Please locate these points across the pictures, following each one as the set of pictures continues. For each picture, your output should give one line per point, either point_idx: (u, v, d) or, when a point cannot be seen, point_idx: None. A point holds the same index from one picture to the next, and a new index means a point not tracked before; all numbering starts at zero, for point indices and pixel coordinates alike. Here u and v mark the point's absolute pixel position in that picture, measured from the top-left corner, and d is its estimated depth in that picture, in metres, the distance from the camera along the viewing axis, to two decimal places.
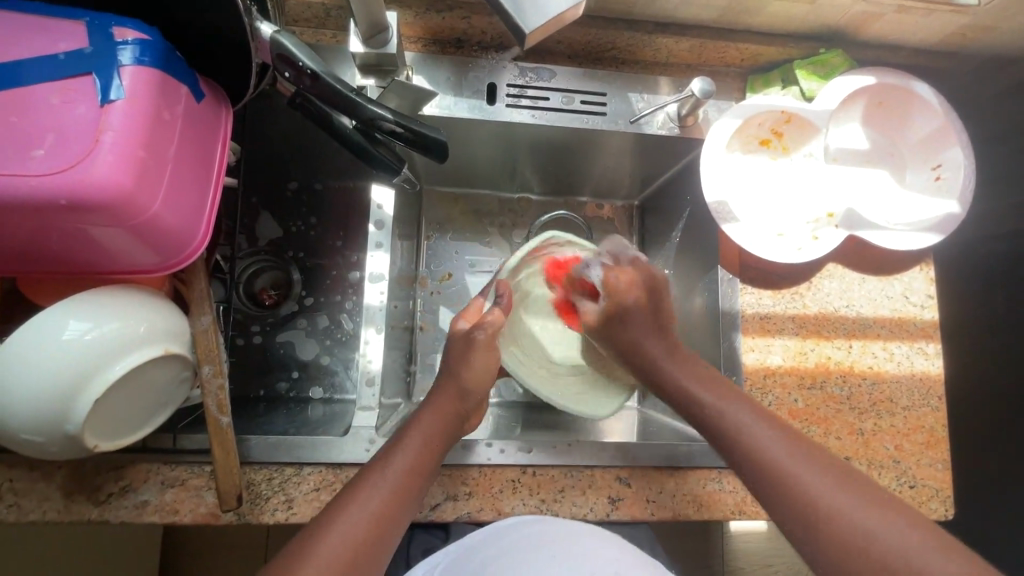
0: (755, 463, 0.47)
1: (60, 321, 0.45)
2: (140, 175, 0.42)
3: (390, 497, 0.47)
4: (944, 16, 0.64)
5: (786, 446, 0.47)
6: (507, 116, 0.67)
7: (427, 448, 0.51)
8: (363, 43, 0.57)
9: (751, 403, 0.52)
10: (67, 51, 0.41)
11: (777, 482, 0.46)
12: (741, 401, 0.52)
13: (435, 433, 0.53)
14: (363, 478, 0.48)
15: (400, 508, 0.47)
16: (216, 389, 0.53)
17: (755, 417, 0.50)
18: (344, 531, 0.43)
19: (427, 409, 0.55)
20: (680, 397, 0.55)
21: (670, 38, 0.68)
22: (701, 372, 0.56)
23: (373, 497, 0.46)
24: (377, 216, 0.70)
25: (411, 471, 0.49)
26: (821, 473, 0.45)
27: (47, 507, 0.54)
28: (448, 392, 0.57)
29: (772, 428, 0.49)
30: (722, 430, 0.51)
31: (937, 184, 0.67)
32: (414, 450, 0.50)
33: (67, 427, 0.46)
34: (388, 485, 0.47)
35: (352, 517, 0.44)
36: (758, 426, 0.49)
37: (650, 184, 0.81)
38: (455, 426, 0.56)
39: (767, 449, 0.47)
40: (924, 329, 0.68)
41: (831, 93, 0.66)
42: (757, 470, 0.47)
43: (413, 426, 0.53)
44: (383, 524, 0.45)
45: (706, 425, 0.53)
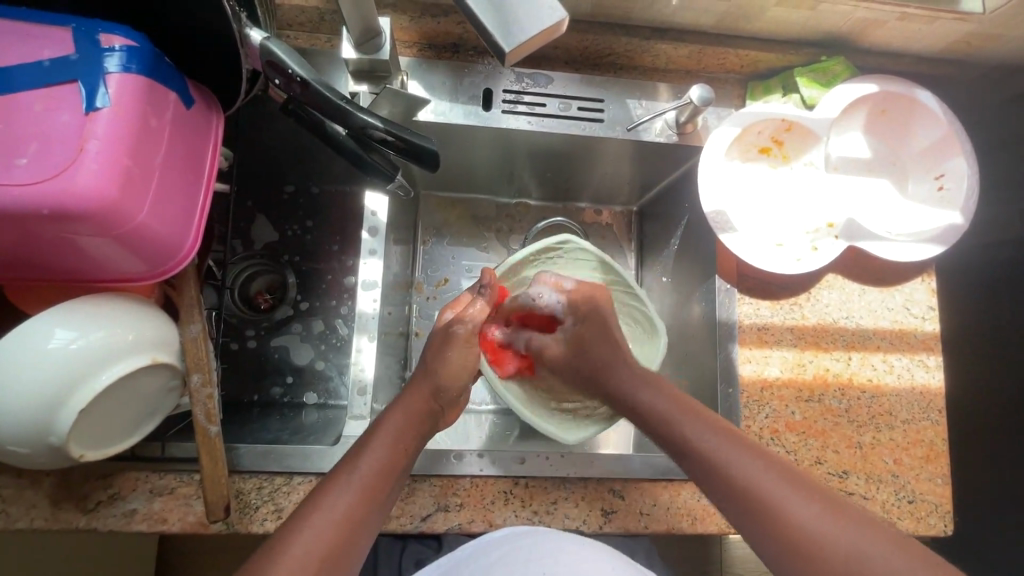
0: (725, 485, 0.47)
1: (45, 331, 0.45)
2: (126, 182, 0.41)
3: (356, 502, 0.45)
4: (949, 23, 0.63)
5: (754, 462, 0.47)
6: (502, 122, 0.66)
7: (397, 447, 0.50)
8: (356, 48, 0.57)
9: (716, 421, 0.51)
10: (53, 58, 0.41)
11: (751, 505, 0.45)
12: (707, 421, 0.51)
13: (405, 428, 0.52)
14: (329, 483, 0.46)
15: (366, 514, 0.45)
16: (205, 398, 0.53)
17: (720, 436, 0.49)
18: (309, 540, 0.41)
19: (398, 404, 0.54)
20: (645, 413, 0.55)
21: (669, 44, 0.67)
22: (658, 386, 0.56)
23: (339, 502, 0.44)
24: (371, 223, 0.71)
25: (381, 474, 0.47)
26: (793, 492, 0.44)
27: (34, 514, 0.54)
28: (421, 391, 0.55)
29: (739, 445, 0.48)
30: (691, 455, 0.50)
31: (940, 195, 0.66)
32: (382, 452, 0.49)
33: (51, 439, 0.46)
34: (354, 489, 0.45)
35: (317, 525, 0.43)
36: (728, 448, 0.48)
37: (650, 191, 0.80)
38: (426, 427, 0.54)
39: (741, 470, 0.46)
40: (925, 341, 0.66)
41: (833, 101, 0.65)
42: (724, 492, 0.47)
43: (380, 425, 0.51)
44: (351, 530, 0.44)
45: (672, 445, 0.52)
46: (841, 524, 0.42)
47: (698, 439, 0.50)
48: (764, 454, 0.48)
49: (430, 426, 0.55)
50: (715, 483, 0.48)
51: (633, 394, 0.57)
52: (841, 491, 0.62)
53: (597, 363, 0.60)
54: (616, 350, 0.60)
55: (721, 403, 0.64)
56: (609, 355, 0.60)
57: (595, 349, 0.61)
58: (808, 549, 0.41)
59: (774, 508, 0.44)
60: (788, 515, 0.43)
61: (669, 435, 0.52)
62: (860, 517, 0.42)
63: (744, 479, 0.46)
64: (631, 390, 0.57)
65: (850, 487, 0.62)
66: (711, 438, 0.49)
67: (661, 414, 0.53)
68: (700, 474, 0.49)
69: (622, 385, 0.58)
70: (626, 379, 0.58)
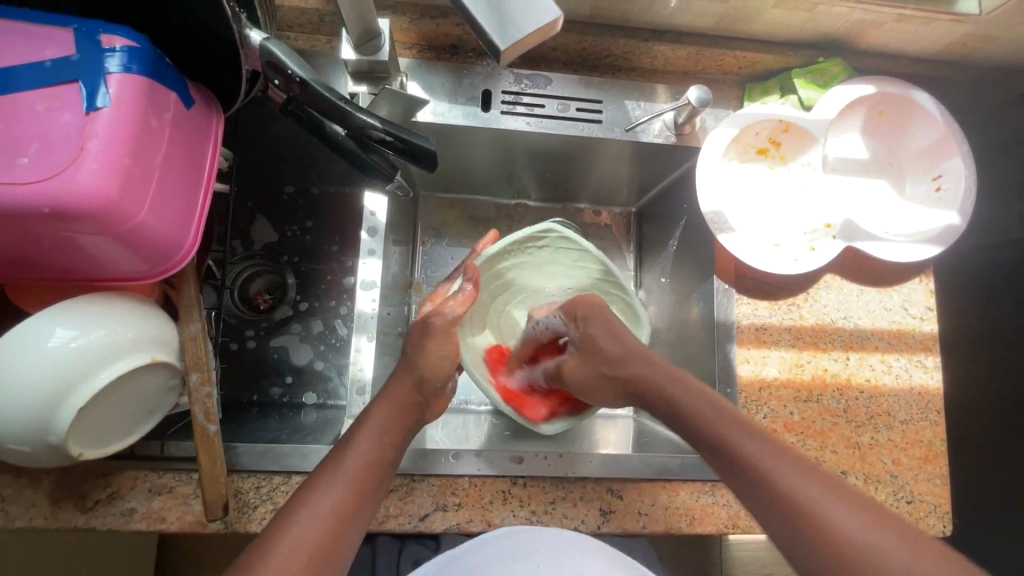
0: (765, 493, 0.45)
1: (45, 329, 0.45)
2: (126, 182, 0.41)
3: (345, 497, 0.45)
4: (946, 25, 0.63)
5: (795, 470, 0.45)
6: (501, 123, 0.66)
7: (383, 440, 0.50)
8: (355, 50, 0.57)
9: (758, 429, 0.49)
10: (54, 59, 0.41)
11: (792, 513, 0.43)
12: (746, 425, 0.49)
13: (393, 420, 0.51)
14: (314, 480, 0.46)
15: (356, 508, 0.45)
16: (204, 397, 0.53)
17: (762, 443, 0.47)
18: (297, 536, 0.42)
19: (384, 395, 0.53)
20: (683, 418, 0.52)
21: (667, 46, 0.67)
22: (695, 389, 0.53)
23: (324, 498, 0.44)
24: (370, 224, 0.72)
25: (367, 468, 0.48)
26: (836, 501, 0.43)
27: (33, 513, 0.54)
28: (404, 383, 0.53)
29: (781, 455, 0.46)
30: (731, 460, 0.48)
31: (938, 195, 0.66)
32: (370, 446, 0.49)
33: (51, 437, 0.46)
34: (339, 485, 0.45)
35: (306, 521, 0.43)
36: (770, 454, 0.46)
37: (648, 192, 0.81)
38: (416, 416, 0.53)
39: (782, 477, 0.45)
40: (923, 341, 0.67)
41: (830, 102, 0.65)
42: (762, 499, 0.45)
43: (365, 421, 0.51)
44: (341, 525, 0.44)
45: (714, 450, 0.49)
46: (887, 537, 0.40)
47: (740, 444, 0.48)
48: (805, 462, 0.46)
49: (417, 418, 0.54)
50: (753, 489, 0.46)
51: (671, 399, 0.53)
52: None
53: (615, 362, 0.56)
54: (628, 350, 0.56)
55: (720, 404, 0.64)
56: (619, 358, 0.56)
57: (604, 355, 0.57)
58: (852, 559, 0.40)
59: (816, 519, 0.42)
60: (830, 524, 0.41)
61: (703, 432, 0.50)
62: (903, 531, 0.41)
63: (786, 485, 0.44)
64: (670, 396, 0.53)
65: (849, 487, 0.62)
66: (754, 445, 0.47)
67: (703, 419, 0.50)
68: (738, 480, 0.47)
69: (653, 387, 0.54)
70: (654, 384, 0.54)
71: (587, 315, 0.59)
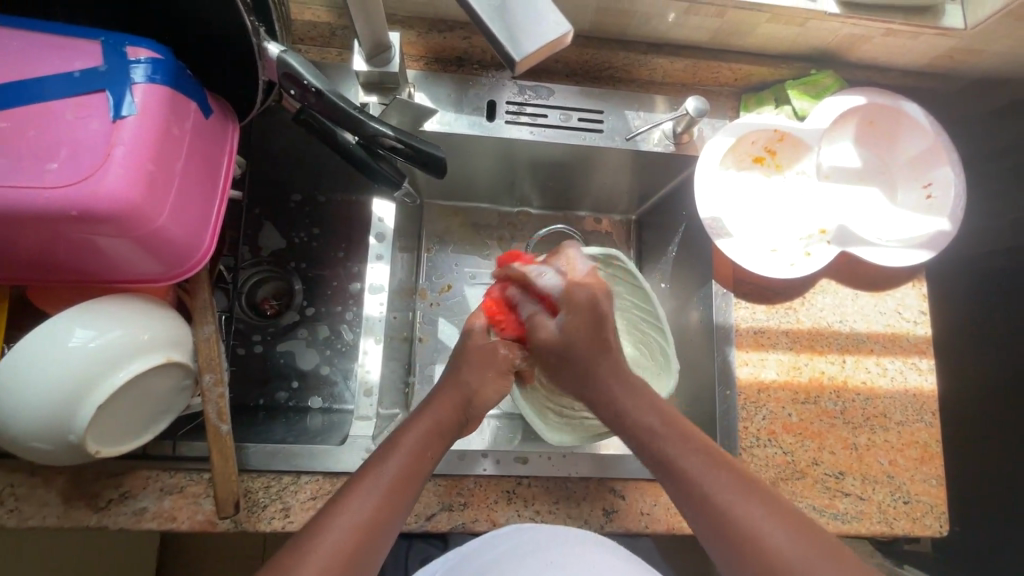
0: (710, 514, 0.46)
1: (66, 329, 0.46)
2: (148, 188, 0.43)
3: (382, 502, 0.46)
4: (932, 38, 0.66)
5: (743, 493, 0.46)
6: (504, 133, 0.69)
7: (421, 454, 0.50)
8: (366, 62, 0.60)
9: (707, 444, 0.50)
10: (82, 69, 0.43)
11: (736, 537, 0.44)
12: (697, 443, 0.50)
13: (431, 436, 0.52)
14: (355, 483, 0.47)
15: (391, 516, 0.46)
16: (216, 397, 0.54)
17: (710, 465, 0.48)
18: (335, 541, 0.43)
19: (428, 410, 0.54)
20: (635, 427, 0.52)
21: (665, 59, 0.70)
22: (651, 402, 0.54)
23: (364, 506, 0.45)
24: (379, 229, 0.72)
25: (403, 479, 0.48)
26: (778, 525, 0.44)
27: (47, 512, 0.55)
28: (449, 401, 0.55)
29: (726, 477, 0.47)
30: (680, 481, 0.48)
31: (928, 203, 0.68)
32: (414, 444, 0.50)
33: (69, 437, 0.47)
34: (377, 495, 0.46)
35: (343, 525, 0.44)
36: (715, 474, 0.47)
37: (648, 200, 0.83)
38: (453, 437, 0.55)
39: (726, 499, 0.46)
40: (917, 345, 0.68)
41: (823, 112, 0.67)
42: (707, 518, 0.46)
43: (405, 434, 0.51)
44: (373, 531, 0.44)
45: (664, 470, 0.50)
46: (825, 562, 0.42)
47: (688, 466, 0.48)
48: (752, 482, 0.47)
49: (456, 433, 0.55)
50: (699, 509, 0.47)
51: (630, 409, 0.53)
52: (837, 491, 0.63)
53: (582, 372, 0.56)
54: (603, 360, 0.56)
55: (719, 405, 0.65)
56: (585, 360, 0.56)
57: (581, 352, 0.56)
58: None
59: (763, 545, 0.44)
60: (770, 550, 0.43)
61: (652, 452, 0.51)
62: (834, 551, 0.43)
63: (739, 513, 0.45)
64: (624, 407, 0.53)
65: (847, 488, 0.63)
66: (699, 465, 0.48)
67: (652, 433, 0.51)
68: (688, 505, 0.48)
69: (614, 408, 0.54)
70: (616, 394, 0.54)
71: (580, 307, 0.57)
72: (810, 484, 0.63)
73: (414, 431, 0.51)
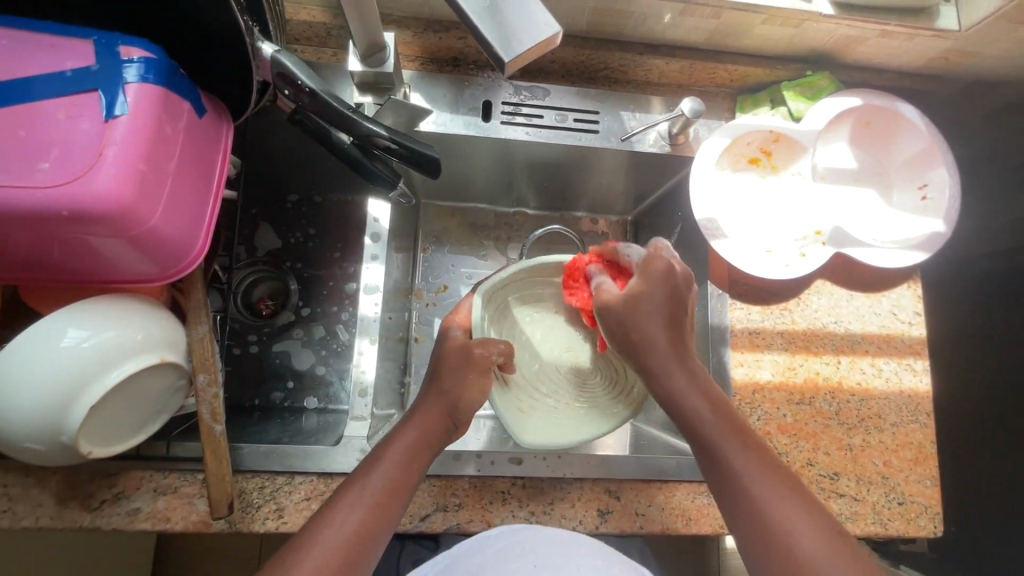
0: (745, 509, 0.47)
1: (58, 329, 0.46)
2: (141, 187, 0.43)
3: (369, 517, 0.46)
4: (927, 40, 0.66)
5: (783, 497, 0.47)
6: (500, 133, 0.69)
7: (408, 466, 0.50)
8: (361, 62, 0.60)
9: (749, 438, 0.50)
10: (74, 69, 0.43)
11: (766, 535, 0.45)
12: (741, 437, 0.50)
13: (418, 448, 0.51)
14: (341, 496, 0.47)
15: (378, 528, 0.47)
16: (210, 398, 0.54)
17: (755, 460, 0.48)
18: (318, 556, 0.43)
19: (409, 422, 0.52)
20: (683, 413, 0.51)
21: (660, 60, 0.70)
22: (705, 389, 0.52)
23: (349, 519, 0.46)
24: (374, 229, 0.74)
25: (390, 489, 0.48)
26: (808, 530, 0.45)
27: (40, 513, 0.55)
28: (436, 410, 0.53)
29: (768, 476, 0.48)
30: (721, 472, 0.49)
31: (922, 204, 0.68)
32: (401, 453, 0.50)
33: (62, 437, 0.47)
34: (362, 506, 0.47)
35: (329, 541, 0.44)
36: (755, 472, 0.48)
37: (644, 201, 0.83)
38: (439, 446, 0.53)
39: (763, 498, 0.47)
40: (912, 346, 0.68)
41: (817, 114, 0.68)
42: (739, 513, 0.47)
43: (395, 438, 0.51)
44: (362, 542, 0.45)
45: (705, 460, 0.50)
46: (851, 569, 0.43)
47: (730, 457, 0.49)
48: (791, 485, 0.48)
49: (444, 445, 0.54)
50: (733, 502, 0.48)
51: (680, 391, 0.51)
52: (831, 492, 0.63)
53: (641, 348, 0.52)
54: (671, 347, 0.52)
55: None
56: (646, 338, 0.52)
57: (644, 330, 0.52)
58: None
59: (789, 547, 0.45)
60: (799, 552, 0.44)
61: (697, 438, 0.51)
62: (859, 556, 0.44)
63: (774, 514, 0.46)
64: (677, 389, 0.52)
65: (841, 489, 0.63)
66: (741, 459, 0.48)
67: (700, 418, 0.51)
68: (723, 498, 0.49)
69: (666, 385, 0.52)
70: (672, 374, 0.52)
71: (655, 279, 0.53)
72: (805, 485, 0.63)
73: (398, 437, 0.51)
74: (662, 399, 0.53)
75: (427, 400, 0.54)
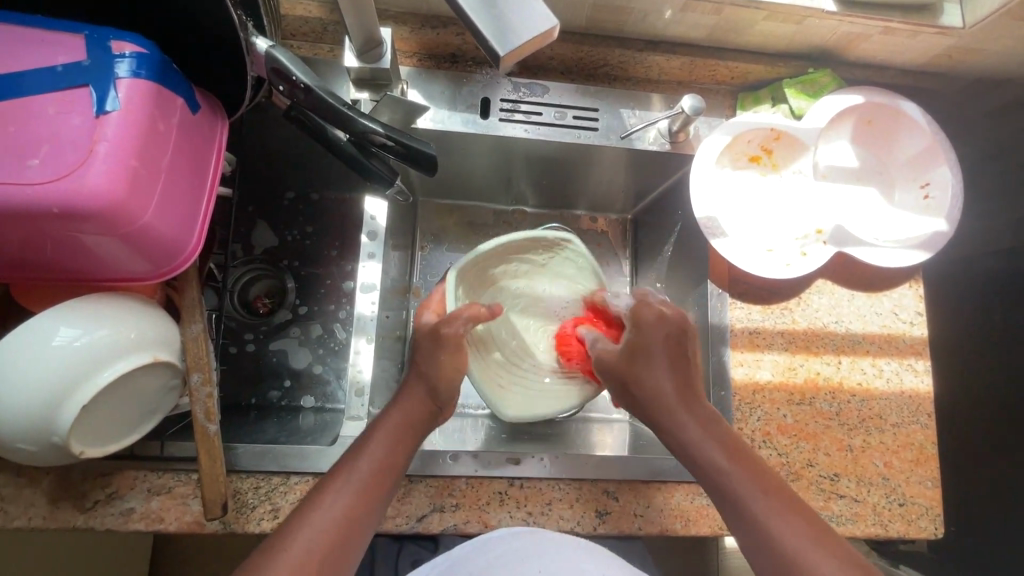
0: (770, 553, 0.46)
1: (50, 328, 0.45)
2: (133, 185, 0.42)
3: (356, 501, 0.46)
4: (931, 37, 0.65)
5: (810, 539, 0.45)
6: (499, 130, 0.68)
7: (394, 448, 0.50)
8: (357, 57, 0.59)
9: (769, 478, 0.49)
10: (65, 64, 0.42)
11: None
12: (759, 478, 0.49)
13: (401, 432, 0.51)
14: (327, 482, 0.47)
15: (365, 514, 0.46)
16: (205, 397, 0.54)
17: (777, 503, 0.48)
18: (305, 541, 0.43)
19: (395, 407, 0.53)
20: (697, 460, 0.51)
21: (661, 56, 0.69)
22: (718, 433, 0.52)
23: (337, 503, 0.45)
24: (370, 227, 0.72)
25: (378, 474, 0.48)
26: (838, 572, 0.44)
27: (32, 513, 0.54)
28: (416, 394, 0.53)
29: (762, 491, 0.48)
30: (743, 517, 0.48)
31: (925, 203, 0.68)
32: (386, 447, 0.49)
33: (53, 437, 0.47)
34: (351, 489, 0.46)
35: (317, 524, 0.44)
36: (778, 514, 0.47)
37: (644, 199, 0.82)
38: (422, 429, 0.53)
39: (788, 540, 0.46)
40: (913, 346, 0.68)
41: (820, 112, 0.67)
42: (764, 556, 0.46)
43: (378, 425, 0.51)
44: (350, 525, 0.45)
45: (726, 506, 0.49)
46: None
47: (750, 501, 0.48)
48: (811, 519, 0.47)
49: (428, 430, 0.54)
50: (758, 547, 0.47)
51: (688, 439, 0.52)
52: (832, 493, 0.63)
53: (648, 399, 0.53)
54: (677, 394, 0.53)
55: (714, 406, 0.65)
56: (648, 389, 0.53)
57: (645, 381, 0.54)
58: None
59: (794, 560, 0.45)
60: None
61: (713, 483, 0.50)
62: None
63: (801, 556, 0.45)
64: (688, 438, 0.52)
65: (841, 490, 0.63)
66: (760, 502, 0.48)
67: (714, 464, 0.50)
68: (749, 543, 0.48)
69: (676, 435, 0.52)
70: (679, 423, 0.52)
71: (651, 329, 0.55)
72: (805, 486, 0.63)
73: (382, 425, 0.51)
74: (675, 450, 0.53)
75: (409, 387, 0.54)
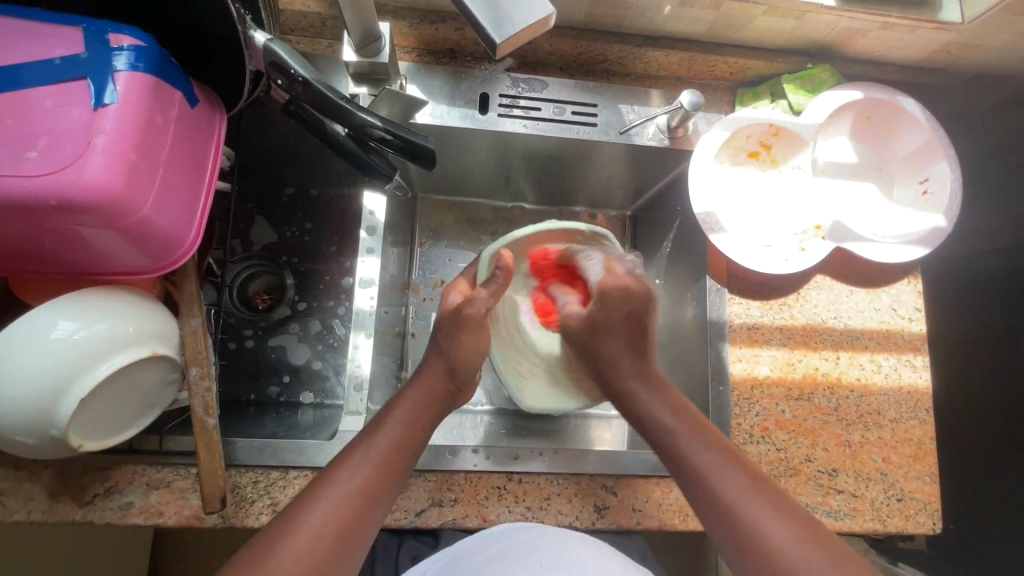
0: (739, 535, 0.45)
1: (48, 321, 0.45)
2: (131, 177, 0.42)
3: (373, 473, 0.46)
4: (929, 33, 0.65)
5: (781, 523, 0.45)
6: (498, 126, 0.68)
7: (414, 425, 0.51)
8: (356, 52, 0.58)
9: (743, 464, 0.49)
10: (63, 57, 0.42)
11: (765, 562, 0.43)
12: (733, 462, 0.49)
13: (422, 410, 0.53)
14: (346, 456, 0.47)
15: (382, 490, 0.46)
16: (203, 391, 0.54)
17: (750, 487, 0.47)
18: (327, 509, 0.43)
19: (415, 389, 0.55)
20: (670, 441, 0.52)
21: (659, 52, 0.69)
22: (693, 416, 0.53)
23: (354, 476, 0.45)
24: (369, 222, 0.72)
25: (397, 448, 0.48)
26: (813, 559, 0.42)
27: (31, 507, 0.54)
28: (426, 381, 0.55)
29: (739, 474, 0.48)
30: (714, 502, 0.47)
31: (924, 199, 0.68)
32: (399, 431, 0.50)
33: (52, 430, 0.47)
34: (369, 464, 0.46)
35: (334, 496, 0.44)
36: (751, 497, 0.46)
37: (643, 195, 0.82)
38: (435, 410, 0.54)
39: (760, 523, 0.45)
40: (911, 341, 0.68)
41: (818, 107, 0.67)
42: (732, 538, 0.45)
43: (395, 406, 0.52)
44: (366, 500, 0.45)
45: (697, 491, 0.49)
46: None
47: (722, 484, 0.47)
48: (787, 504, 0.46)
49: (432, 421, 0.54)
50: (728, 530, 0.46)
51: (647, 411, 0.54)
52: (830, 489, 0.63)
53: (603, 365, 0.59)
54: (631, 362, 0.58)
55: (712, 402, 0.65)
56: (606, 357, 0.58)
57: (599, 348, 0.59)
58: None
59: (768, 543, 0.44)
60: None
61: (684, 468, 0.50)
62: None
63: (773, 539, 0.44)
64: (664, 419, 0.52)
65: (840, 485, 0.63)
66: (735, 485, 0.47)
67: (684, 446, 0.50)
68: (718, 528, 0.47)
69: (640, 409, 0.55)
70: (633, 391, 0.56)
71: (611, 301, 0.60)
72: (803, 481, 0.63)
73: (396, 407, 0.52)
74: (638, 424, 0.55)
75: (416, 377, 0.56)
